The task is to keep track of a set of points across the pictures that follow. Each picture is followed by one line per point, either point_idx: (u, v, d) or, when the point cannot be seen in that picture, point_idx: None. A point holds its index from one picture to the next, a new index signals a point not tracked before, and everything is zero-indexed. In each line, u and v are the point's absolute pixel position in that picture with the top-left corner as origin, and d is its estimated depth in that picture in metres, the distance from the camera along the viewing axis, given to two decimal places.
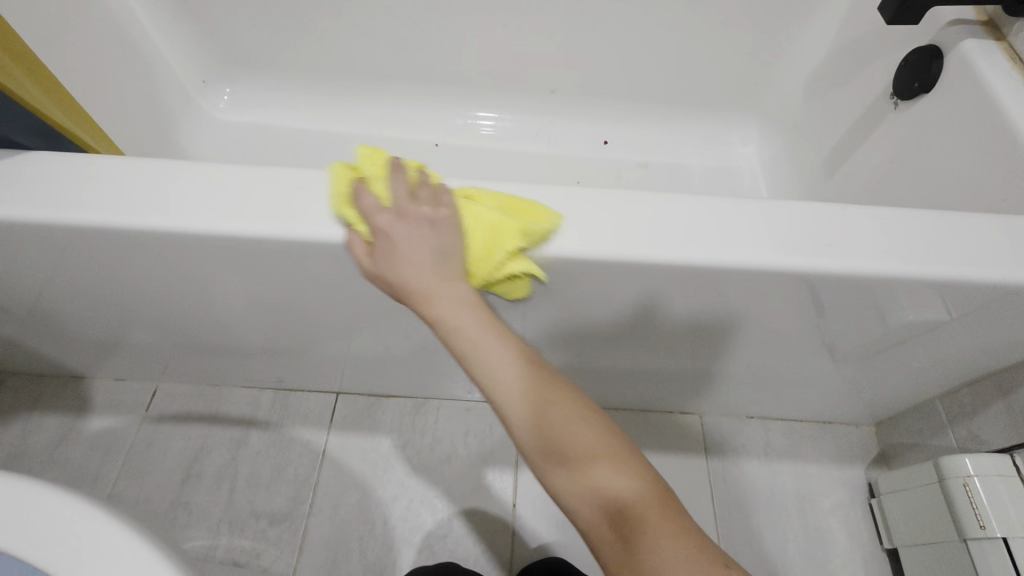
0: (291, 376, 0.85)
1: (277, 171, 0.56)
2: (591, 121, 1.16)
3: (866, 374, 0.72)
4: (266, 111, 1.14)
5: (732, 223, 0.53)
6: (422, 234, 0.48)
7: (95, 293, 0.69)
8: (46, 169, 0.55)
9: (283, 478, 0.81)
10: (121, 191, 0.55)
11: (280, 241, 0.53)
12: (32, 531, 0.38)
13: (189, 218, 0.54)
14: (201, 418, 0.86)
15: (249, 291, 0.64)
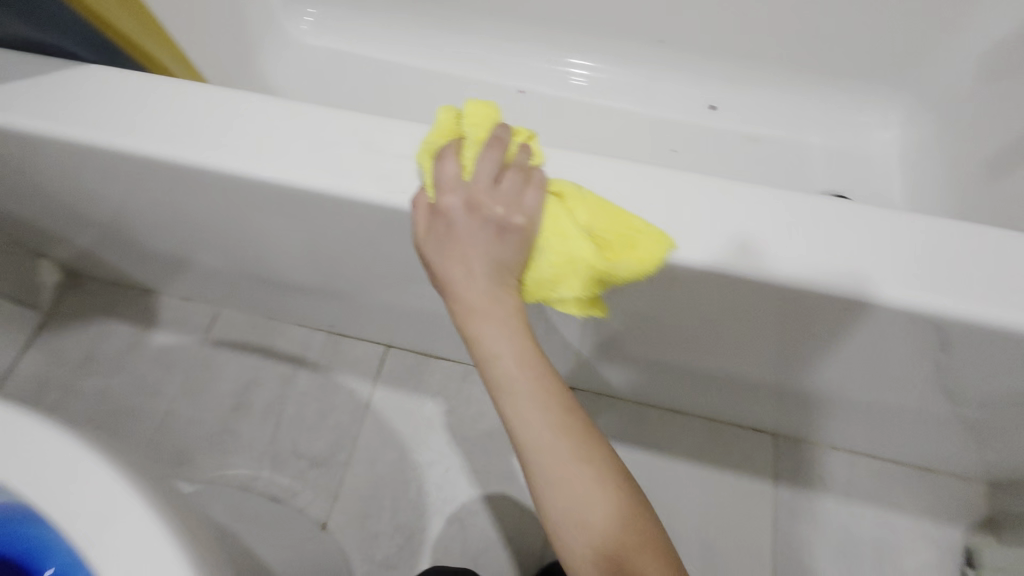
0: (345, 322, 0.83)
1: (349, 118, 0.52)
2: (700, 80, 1.01)
3: (999, 431, 0.60)
4: (348, 36, 1.07)
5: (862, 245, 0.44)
6: (483, 234, 0.38)
7: (162, 216, 0.68)
8: (117, 91, 0.53)
9: (325, 423, 0.80)
10: (188, 121, 0.52)
11: (343, 197, 0.49)
12: None
13: (249, 158, 0.50)
14: (255, 349, 0.86)
15: (307, 237, 0.61)
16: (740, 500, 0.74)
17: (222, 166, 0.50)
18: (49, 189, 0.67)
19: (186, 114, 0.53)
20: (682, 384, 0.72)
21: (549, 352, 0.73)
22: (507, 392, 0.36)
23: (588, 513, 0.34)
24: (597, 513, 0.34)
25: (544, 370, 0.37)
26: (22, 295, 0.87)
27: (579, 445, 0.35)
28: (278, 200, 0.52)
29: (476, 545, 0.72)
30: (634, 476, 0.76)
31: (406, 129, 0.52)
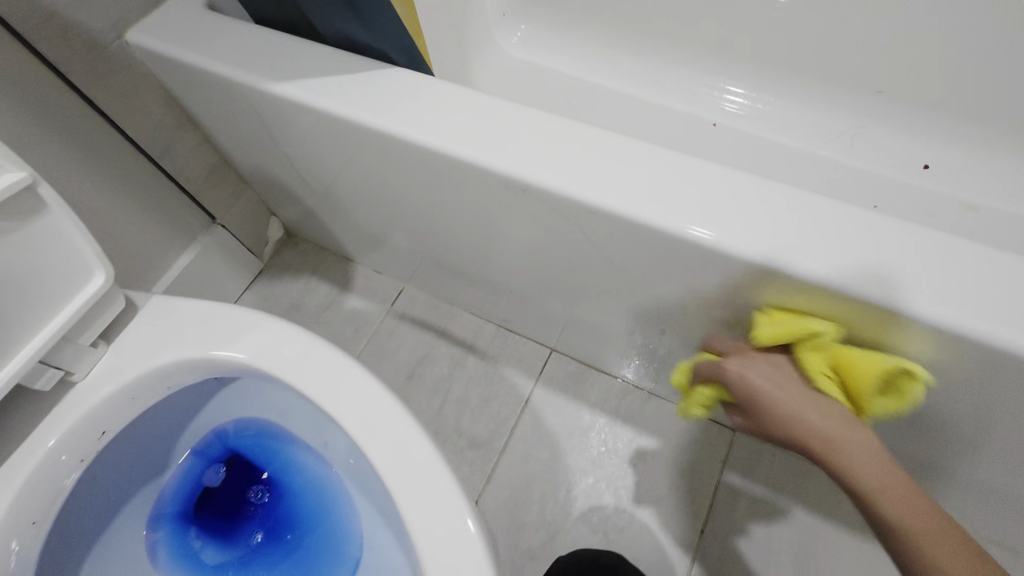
0: (518, 319, 0.88)
1: (585, 128, 0.54)
2: (915, 137, 0.95)
3: None
4: (552, 54, 1.13)
5: None
6: (770, 372, 0.48)
7: (392, 197, 0.76)
8: (399, 89, 0.59)
9: (487, 409, 0.85)
10: (454, 121, 0.57)
11: (585, 206, 0.51)
12: (365, 418, 0.44)
13: (493, 151, 0.54)
14: (431, 328, 0.95)
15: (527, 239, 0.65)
16: None
17: (472, 155, 0.54)
18: (310, 164, 0.79)
19: (446, 107, 0.58)
20: None
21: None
22: (780, 400, 0.47)
23: (898, 514, 0.41)
24: (919, 509, 0.41)
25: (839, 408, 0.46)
26: (254, 244, 1.02)
27: (868, 441, 0.44)
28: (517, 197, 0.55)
29: None
30: (791, 534, 0.73)
31: (625, 142, 0.53)
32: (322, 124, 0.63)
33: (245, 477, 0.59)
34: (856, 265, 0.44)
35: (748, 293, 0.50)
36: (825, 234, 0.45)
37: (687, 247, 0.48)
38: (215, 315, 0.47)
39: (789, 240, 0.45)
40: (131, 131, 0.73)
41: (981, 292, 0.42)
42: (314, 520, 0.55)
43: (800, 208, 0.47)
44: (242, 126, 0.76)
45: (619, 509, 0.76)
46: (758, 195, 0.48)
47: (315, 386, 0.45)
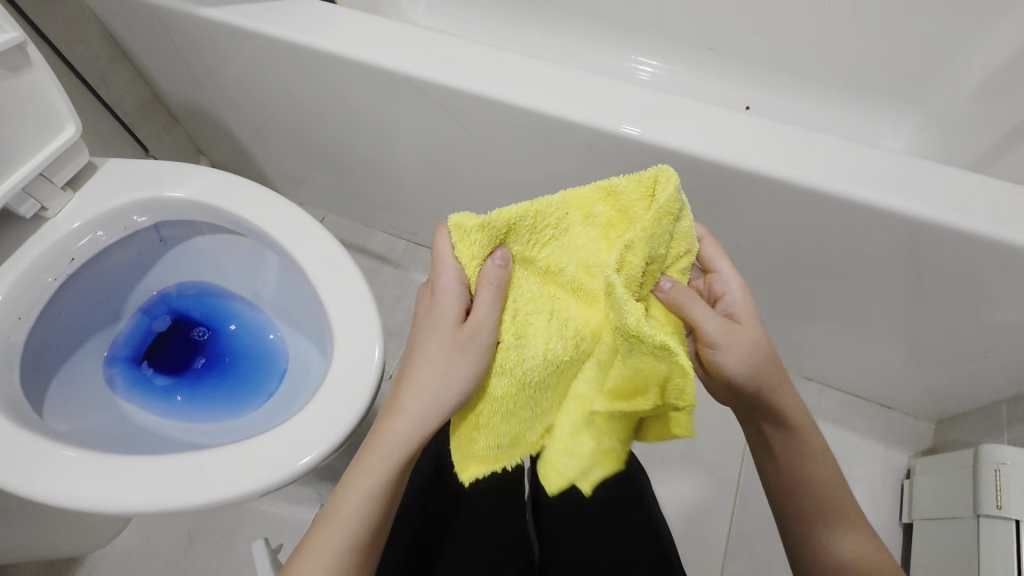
0: (425, 232, 1.05)
1: (464, 43, 0.73)
2: (738, 85, 1.19)
3: (931, 352, 0.77)
4: (451, 20, 1.30)
5: (830, 160, 0.62)
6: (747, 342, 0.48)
7: (309, 120, 0.91)
8: (310, 12, 0.75)
9: (399, 306, 1.02)
10: (358, 35, 0.74)
11: (468, 93, 0.70)
12: (285, 226, 0.58)
13: (392, 57, 0.72)
14: (351, 247, 1.10)
15: (421, 137, 0.83)
16: None
17: (376, 60, 0.72)
18: (236, 98, 0.93)
19: (353, 26, 0.75)
20: None
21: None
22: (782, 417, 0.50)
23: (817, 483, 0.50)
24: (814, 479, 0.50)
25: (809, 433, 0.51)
26: None
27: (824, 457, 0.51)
28: (408, 90, 0.74)
29: None
30: None
31: (505, 55, 0.72)
32: (247, 44, 0.78)
33: (187, 326, 0.72)
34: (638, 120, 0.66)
35: (581, 151, 0.72)
36: (619, 103, 0.68)
37: (536, 119, 0.70)
38: (160, 169, 0.61)
39: (596, 106, 0.67)
40: (73, 60, 0.84)
41: (712, 130, 0.65)
42: (248, 347, 0.70)
43: (633, 96, 0.68)
44: (174, 61, 0.89)
45: None
46: (576, 81, 0.70)
47: (244, 209, 0.59)
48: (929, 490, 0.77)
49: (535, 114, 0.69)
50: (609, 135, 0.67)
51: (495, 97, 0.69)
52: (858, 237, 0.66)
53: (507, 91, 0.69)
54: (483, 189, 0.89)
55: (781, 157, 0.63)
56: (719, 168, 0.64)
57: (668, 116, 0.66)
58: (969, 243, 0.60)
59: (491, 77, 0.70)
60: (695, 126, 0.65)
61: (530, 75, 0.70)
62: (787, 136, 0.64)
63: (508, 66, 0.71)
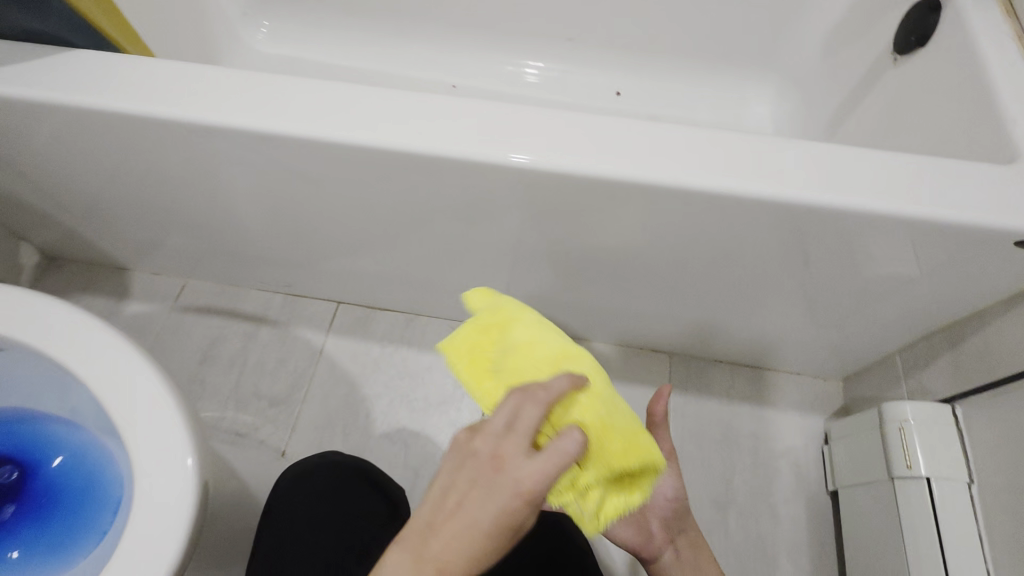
0: (299, 281, 0.95)
1: (281, 78, 0.63)
2: (607, 70, 1.17)
3: (829, 320, 0.76)
4: (299, 47, 1.21)
5: (710, 155, 0.57)
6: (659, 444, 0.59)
7: (128, 185, 0.78)
8: (88, 67, 0.63)
9: (283, 369, 0.91)
10: (151, 87, 0.62)
11: (290, 136, 0.60)
12: (65, 340, 0.47)
13: (196, 108, 0.61)
14: (220, 311, 0.97)
15: (259, 188, 0.73)
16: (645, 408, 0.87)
17: (173, 111, 0.61)
18: (33, 175, 0.79)
19: (143, 76, 0.63)
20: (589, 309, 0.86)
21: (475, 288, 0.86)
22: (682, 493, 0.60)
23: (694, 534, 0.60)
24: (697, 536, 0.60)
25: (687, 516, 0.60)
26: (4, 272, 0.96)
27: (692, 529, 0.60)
28: (224, 139, 0.63)
29: (418, 457, 0.83)
30: None
31: (328, 86, 0.62)
32: (14, 112, 0.65)
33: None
34: (487, 140, 0.58)
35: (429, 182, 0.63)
36: (464, 123, 0.59)
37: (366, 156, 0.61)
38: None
39: (438, 128, 0.59)
40: None
41: (570, 139, 0.58)
42: (75, 478, 0.58)
43: (480, 112, 0.60)
44: None
45: (414, 417, 0.86)
46: (415, 104, 0.61)
47: (11, 327, 0.47)
48: (845, 457, 0.76)
49: (369, 150, 0.60)
50: (456, 160, 0.58)
51: (318, 137, 0.60)
52: (738, 229, 0.61)
53: (331, 128, 0.60)
54: (344, 230, 0.80)
55: (657, 159, 0.57)
56: (583, 181, 0.57)
57: (520, 128, 0.59)
58: (849, 219, 0.55)
59: (311, 113, 0.60)
60: (552, 138, 0.58)
61: (359, 106, 0.61)
62: (653, 134, 0.58)
63: (331, 97, 0.61)
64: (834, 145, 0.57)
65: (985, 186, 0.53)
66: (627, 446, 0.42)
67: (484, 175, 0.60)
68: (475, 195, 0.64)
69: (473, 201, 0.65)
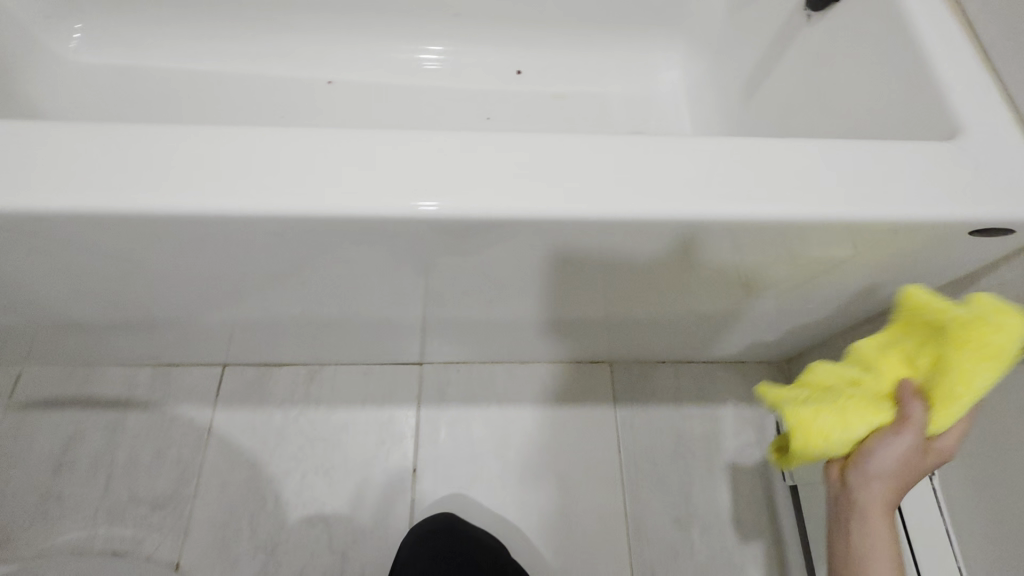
0: (166, 351, 0.78)
1: (47, 129, 0.44)
2: (502, 48, 1.04)
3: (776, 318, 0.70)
4: (127, 52, 0.98)
5: (636, 173, 0.46)
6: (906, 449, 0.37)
7: None
8: None
9: (164, 461, 0.75)
10: None
11: (70, 215, 0.43)
12: None
13: None
14: (73, 402, 0.79)
15: (61, 279, 0.54)
16: (592, 429, 0.79)
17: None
18: None
19: None
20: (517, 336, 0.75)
21: (379, 332, 0.73)
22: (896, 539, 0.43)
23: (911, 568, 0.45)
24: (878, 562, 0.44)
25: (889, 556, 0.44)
26: None
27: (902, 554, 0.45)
28: None
29: (344, 538, 0.71)
30: (491, 432, 0.78)
31: (118, 134, 0.45)
32: None
33: None
34: (341, 185, 0.44)
35: (274, 247, 0.48)
36: (303, 166, 0.45)
37: (177, 226, 0.44)
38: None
39: (285, 175, 0.44)
40: None
41: (449, 170, 0.46)
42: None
43: (340, 147, 0.46)
44: None
45: (332, 490, 0.74)
46: (231, 145, 0.45)
47: None
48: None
49: (175, 219, 0.44)
50: (300, 218, 0.44)
51: (95, 208, 0.43)
52: (665, 254, 0.51)
53: (112, 193, 0.43)
54: (192, 302, 0.63)
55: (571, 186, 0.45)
56: (470, 224, 0.45)
57: (384, 161, 0.46)
58: (785, 230, 0.47)
59: (83, 175, 0.43)
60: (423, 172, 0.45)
61: (170, 157, 0.44)
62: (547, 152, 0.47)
63: (107, 148, 0.44)
64: (775, 140, 0.48)
65: (938, 173, 0.46)
66: (837, 422, 0.38)
67: (356, 232, 0.46)
68: (340, 254, 0.50)
69: (339, 258, 0.51)
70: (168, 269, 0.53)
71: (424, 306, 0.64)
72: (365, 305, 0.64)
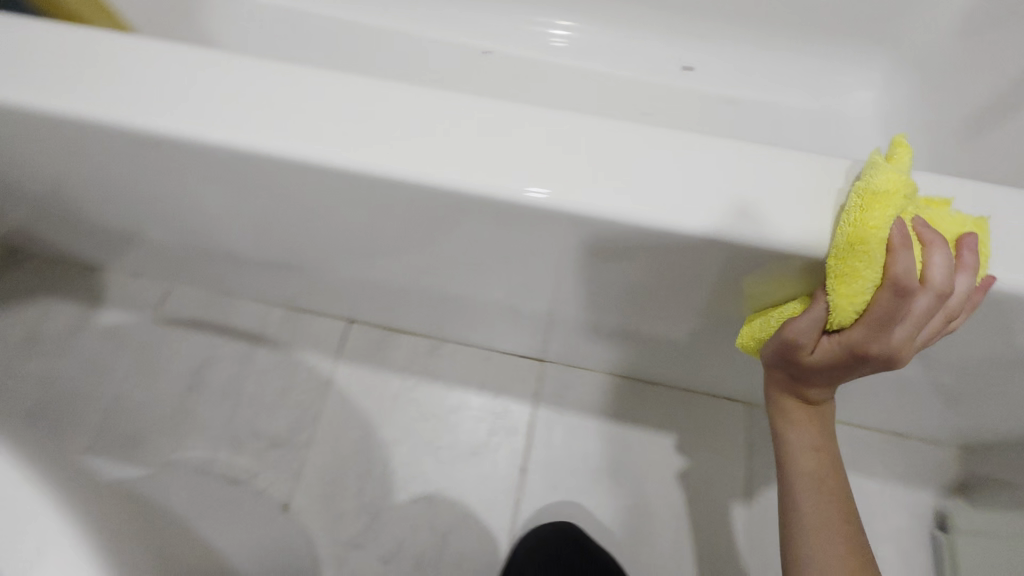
0: (302, 296, 0.79)
1: (246, 64, 0.41)
2: (672, 39, 0.96)
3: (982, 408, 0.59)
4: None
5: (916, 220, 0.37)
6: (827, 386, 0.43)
7: (76, 185, 0.60)
8: None
9: (285, 402, 0.77)
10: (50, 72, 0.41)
11: (260, 159, 0.40)
12: None
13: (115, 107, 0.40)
14: (210, 326, 0.82)
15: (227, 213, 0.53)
16: (716, 470, 0.73)
17: (69, 104, 0.40)
18: None
19: (37, 53, 0.41)
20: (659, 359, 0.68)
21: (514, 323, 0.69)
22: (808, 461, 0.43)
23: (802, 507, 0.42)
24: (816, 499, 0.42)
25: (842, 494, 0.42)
26: None
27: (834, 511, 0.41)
28: (165, 156, 0.42)
29: (446, 521, 0.71)
30: (606, 448, 0.74)
31: (317, 79, 0.41)
32: None
33: None
34: (546, 169, 0.38)
35: (448, 221, 0.43)
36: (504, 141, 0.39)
37: (356, 185, 0.40)
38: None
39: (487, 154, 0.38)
40: None
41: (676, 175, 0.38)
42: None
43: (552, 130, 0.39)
44: None
45: (439, 470, 0.73)
46: (432, 105, 0.40)
47: None
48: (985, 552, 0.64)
49: (358, 178, 0.39)
50: (491, 202, 0.38)
51: (279, 153, 0.39)
52: None
53: (301, 141, 0.39)
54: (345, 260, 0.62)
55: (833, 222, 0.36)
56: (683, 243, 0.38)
57: (599, 154, 0.38)
58: None
59: (275, 116, 0.40)
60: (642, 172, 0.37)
61: (366, 113, 0.39)
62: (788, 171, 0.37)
63: (304, 90, 0.40)
64: None
65: None
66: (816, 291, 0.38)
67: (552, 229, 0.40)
68: (519, 244, 0.43)
69: (514, 247, 0.45)
70: (328, 223, 0.49)
71: (575, 311, 0.57)
72: (511, 297, 0.59)
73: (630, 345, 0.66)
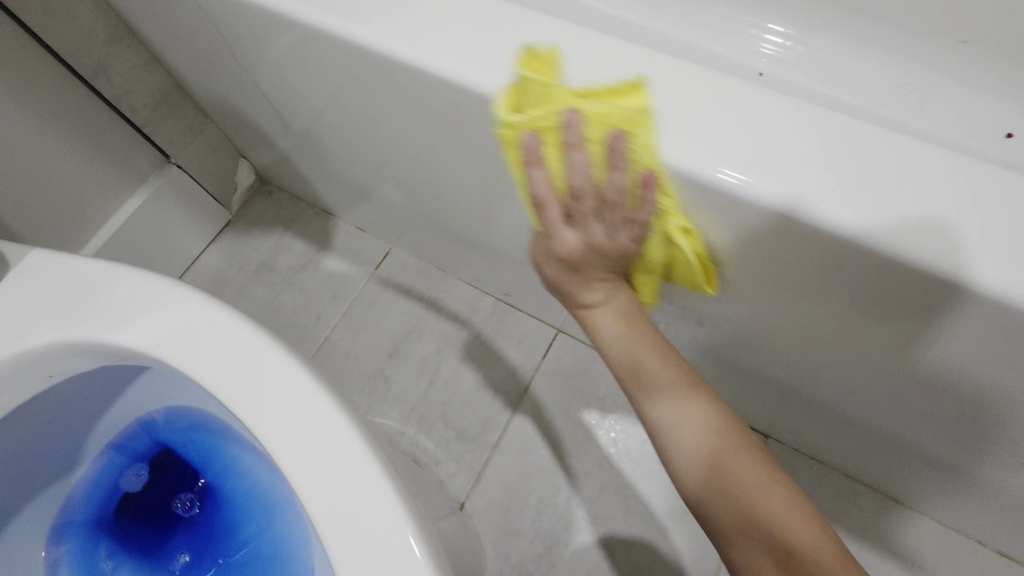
0: (521, 293, 0.75)
1: (621, 45, 0.38)
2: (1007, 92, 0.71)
3: None
4: None
5: None
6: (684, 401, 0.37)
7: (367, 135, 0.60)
8: None
9: (480, 396, 0.74)
10: (433, 27, 0.41)
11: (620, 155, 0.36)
12: (293, 432, 0.35)
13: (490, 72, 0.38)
14: (420, 298, 0.81)
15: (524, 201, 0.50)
16: None
17: (424, 60, 0.40)
18: (272, 93, 0.64)
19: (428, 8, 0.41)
20: (926, 479, 0.59)
21: (763, 390, 0.60)
22: (675, 427, 0.37)
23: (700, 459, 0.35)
24: (744, 478, 0.34)
25: (708, 416, 0.37)
26: (219, 191, 0.87)
27: (717, 438, 0.36)
28: (516, 133, 0.40)
29: None
30: None
31: (699, 75, 0.36)
32: (281, 36, 0.49)
33: (173, 479, 0.47)
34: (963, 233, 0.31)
35: (781, 261, 0.36)
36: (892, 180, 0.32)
37: (700, 198, 0.35)
38: (134, 294, 0.38)
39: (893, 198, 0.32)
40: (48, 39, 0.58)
41: None
42: (257, 546, 0.44)
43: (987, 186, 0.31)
44: (187, 37, 0.61)
45: (627, 521, 0.66)
46: (801, 122, 0.34)
47: (240, 390, 0.36)
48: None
49: (709, 192, 0.34)
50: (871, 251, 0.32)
51: (622, 148, 0.35)
52: None
53: (654, 133, 0.34)
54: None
55: None
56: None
57: None
58: None
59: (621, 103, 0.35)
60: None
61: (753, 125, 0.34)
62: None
63: (654, 80, 0.36)
64: None
65: None
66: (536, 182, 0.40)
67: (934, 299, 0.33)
68: (854, 305, 0.37)
69: (843, 308, 0.38)
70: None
71: (849, 394, 0.49)
72: (778, 359, 0.51)
73: (908, 457, 0.55)
